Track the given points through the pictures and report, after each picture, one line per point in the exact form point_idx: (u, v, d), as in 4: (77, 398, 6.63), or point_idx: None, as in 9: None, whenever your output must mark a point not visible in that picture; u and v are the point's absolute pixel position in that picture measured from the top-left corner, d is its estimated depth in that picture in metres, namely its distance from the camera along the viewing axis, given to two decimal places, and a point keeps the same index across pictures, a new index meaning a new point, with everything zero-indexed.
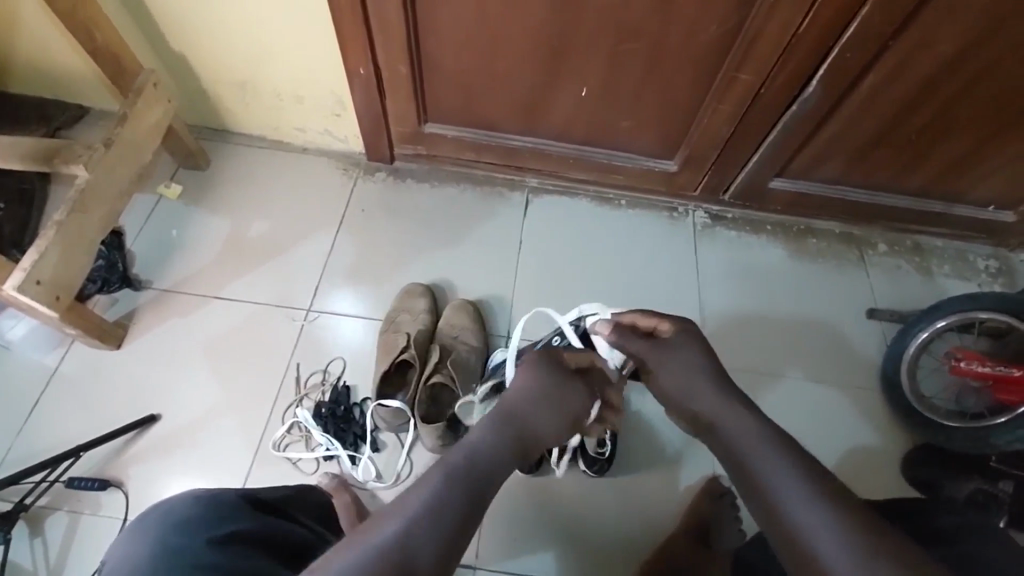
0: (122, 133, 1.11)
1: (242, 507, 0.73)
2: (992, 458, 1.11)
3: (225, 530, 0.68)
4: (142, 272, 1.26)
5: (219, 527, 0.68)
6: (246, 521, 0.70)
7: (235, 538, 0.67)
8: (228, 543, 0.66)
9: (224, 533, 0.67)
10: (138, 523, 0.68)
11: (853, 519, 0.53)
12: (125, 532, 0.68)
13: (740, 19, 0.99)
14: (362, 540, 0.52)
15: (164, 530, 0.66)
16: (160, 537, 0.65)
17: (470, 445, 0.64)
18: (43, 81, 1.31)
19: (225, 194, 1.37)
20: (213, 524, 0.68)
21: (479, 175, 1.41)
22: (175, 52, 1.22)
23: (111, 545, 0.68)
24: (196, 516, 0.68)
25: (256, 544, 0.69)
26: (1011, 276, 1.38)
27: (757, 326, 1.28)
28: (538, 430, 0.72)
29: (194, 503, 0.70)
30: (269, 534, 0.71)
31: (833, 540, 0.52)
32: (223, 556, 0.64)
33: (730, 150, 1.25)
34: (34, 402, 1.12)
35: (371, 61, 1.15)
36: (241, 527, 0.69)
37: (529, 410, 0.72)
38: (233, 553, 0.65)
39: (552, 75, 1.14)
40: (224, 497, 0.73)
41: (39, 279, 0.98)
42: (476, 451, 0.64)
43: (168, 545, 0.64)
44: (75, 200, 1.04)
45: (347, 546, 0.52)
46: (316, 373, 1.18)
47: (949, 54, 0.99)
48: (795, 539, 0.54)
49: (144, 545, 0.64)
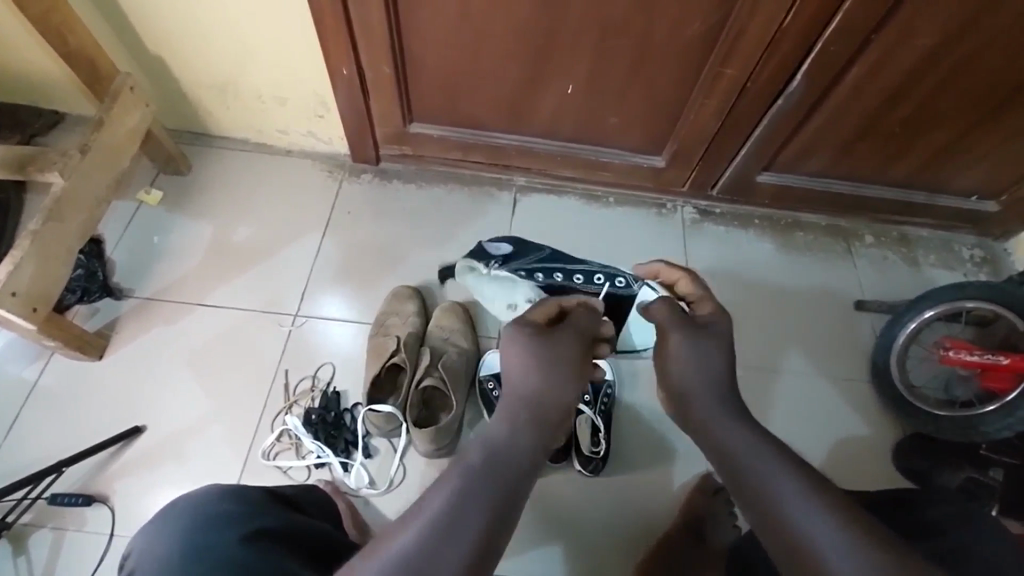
0: (98, 139, 1.08)
1: (263, 506, 0.70)
2: (981, 446, 1.12)
3: (252, 528, 0.65)
4: (123, 281, 1.23)
5: (247, 522, 0.65)
6: (273, 521, 0.68)
7: (259, 535, 0.64)
8: (256, 540, 0.63)
9: (253, 530, 0.64)
10: (159, 515, 0.67)
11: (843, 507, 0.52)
12: (143, 528, 0.67)
13: (723, 15, 0.99)
14: (416, 519, 0.44)
15: (187, 527, 0.64)
16: (184, 534, 0.63)
17: (488, 443, 0.50)
18: (15, 87, 1.28)
19: (208, 199, 1.34)
20: (243, 521, 0.65)
21: (466, 175, 1.40)
22: (149, 54, 1.19)
23: (134, 536, 0.67)
24: (220, 511, 0.66)
25: (281, 540, 0.66)
26: (996, 265, 1.39)
27: (747, 321, 1.29)
28: (551, 386, 0.55)
29: (218, 497, 0.68)
30: (286, 527, 0.68)
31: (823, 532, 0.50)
32: (250, 555, 0.61)
33: (717, 145, 1.24)
34: (14, 417, 1.09)
35: (353, 61, 1.13)
36: (271, 525, 0.67)
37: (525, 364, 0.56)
38: (237, 548, 0.61)
39: (537, 73, 1.13)
40: (247, 495, 0.71)
41: (15, 290, 0.95)
42: (496, 448, 0.50)
43: (199, 541, 0.62)
44: (50, 209, 1.01)
45: (406, 523, 0.44)
46: (305, 380, 1.16)
47: (932, 46, 0.99)
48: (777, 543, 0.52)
49: (165, 540, 0.63)
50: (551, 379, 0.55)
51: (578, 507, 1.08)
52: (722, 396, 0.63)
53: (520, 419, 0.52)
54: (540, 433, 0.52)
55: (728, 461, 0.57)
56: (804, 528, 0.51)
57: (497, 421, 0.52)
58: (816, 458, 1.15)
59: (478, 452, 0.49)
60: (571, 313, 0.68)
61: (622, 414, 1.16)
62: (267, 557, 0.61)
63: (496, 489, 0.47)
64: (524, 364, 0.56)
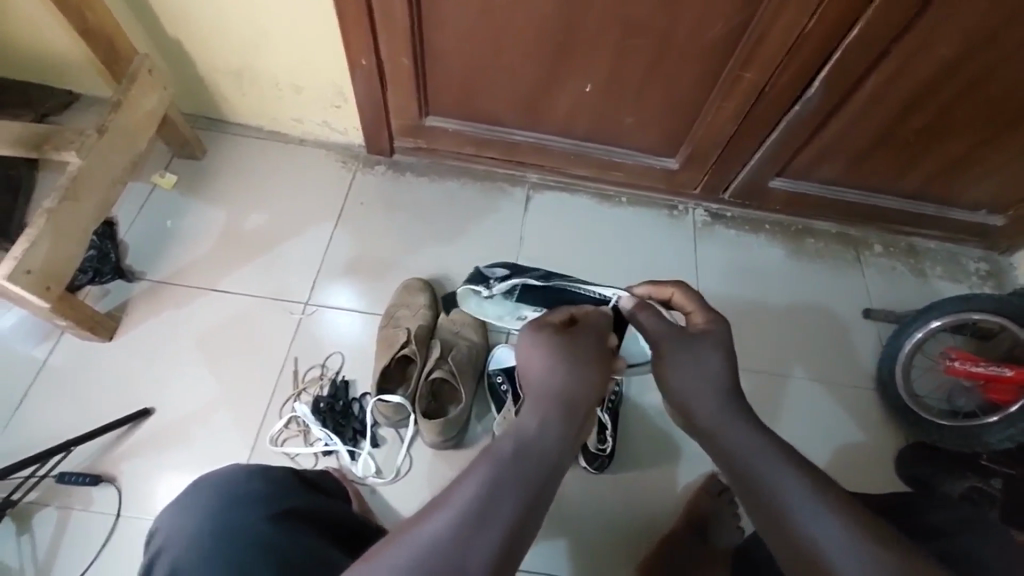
0: (115, 120, 1.08)
1: (289, 483, 0.70)
2: (983, 456, 1.12)
3: (278, 507, 0.65)
4: (135, 263, 1.23)
5: (277, 503, 0.66)
6: (299, 500, 0.68)
7: (288, 514, 0.65)
8: (285, 519, 0.64)
9: (281, 510, 0.65)
10: (188, 492, 0.67)
11: (856, 507, 0.52)
12: (174, 502, 0.67)
13: (745, 18, 0.99)
14: (446, 505, 0.45)
15: (220, 505, 0.64)
16: (217, 513, 0.63)
17: (514, 434, 0.50)
18: (32, 65, 1.28)
19: (221, 186, 1.34)
20: (274, 500, 0.66)
21: (480, 171, 1.40)
22: (169, 38, 1.19)
23: (162, 515, 0.67)
24: (252, 490, 0.66)
25: (306, 520, 0.66)
26: (1001, 279, 1.40)
27: (755, 324, 1.29)
28: (578, 393, 0.55)
29: (247, 475, 0.68)
30: (309, 509, 0.68)
31: (841, 531, 0.50)
32: (278, 534, 0.62)
33: (732, 149, 1.25)
34: (22, 395, 1.09)
35: (372, 50, 1.13)
36: (298, 504, 0.68)
37: (546, 374, 0.56)
38: (268, 527, 0.62)
39: (556, 71, 1.13)
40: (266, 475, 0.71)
41: (29, 268, 0.95)
42: (523, 440, 0.50)
43: (230, 520, 0.62)
44: (67, 188, 1.01)
45: (435, 510, 0.45)
46: (314, 368, 1.16)
47: (950, 58, 1.00)
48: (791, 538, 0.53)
49: (194, 518, 0.63)
50: (577, 386, 0.55)
51: (583, 503, 1.08)
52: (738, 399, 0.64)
53: (550, 416, 0.52)
54: (569, 429, 0.53)
55: (744, 459, 0.58)
56: (820, 526, 0.51)
57: (527, 415, 0.52)
58: (820, 462, 1.16)
59: (509, 440, 0.50)
60: (586, 317, 0.66)
61: (628, 412, 1.17)
62: (297, 537, 0.62)
63: (525, 478, 0.47)
64: (547, 373, 0.56)
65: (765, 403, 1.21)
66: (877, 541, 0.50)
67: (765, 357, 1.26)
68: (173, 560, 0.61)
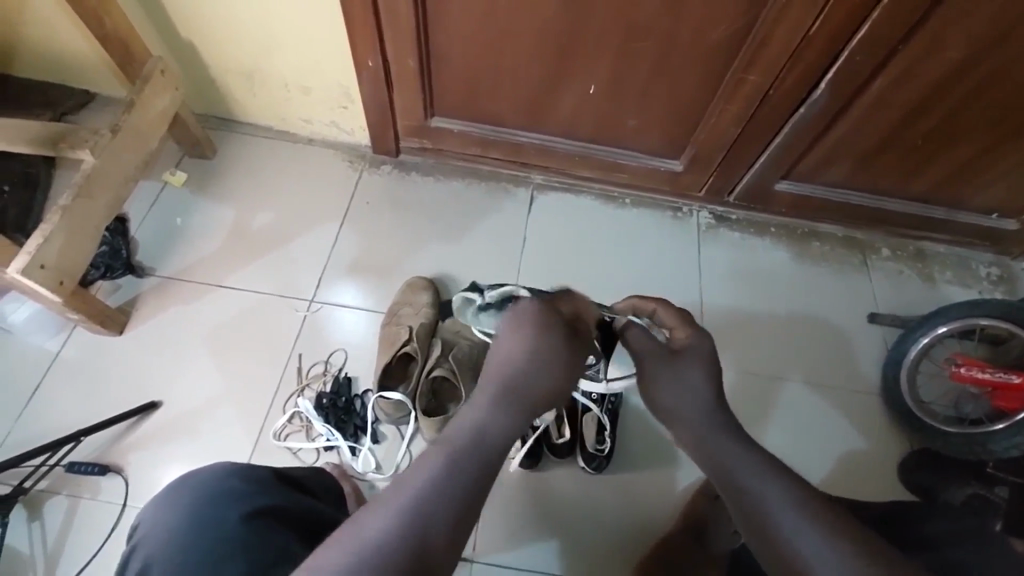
0: (128, 120, 1.11)
1: (270, 482, 0.72)
2: (989, 465, 1.09)
3: (258, 505, 0.67)
4: (145, 260, 1.26)
5: (257, 500, 0.68)
6: (283, 498, 0.70)
7: (265, 513, 0.66)
8: (261, 517, 0.66)
9: (261, 508, 0.67)
10: (171, 487, 0.69)
11: (837, 514, 0.52)
12: (154, 498, 0.69)
13: (750, 19, 0.99)
14: (411, 480, 0.52)
15: (198, 501, 0.66)
16: (196, 509, 0.65)
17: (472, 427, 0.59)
18: (49, 65, 1.31)
19: (230, 184, 1.36)
20: (251, 497, 0.67)
21: (485, 171, 1.41)
22: (182, 40, 1.22)
23: (143, 509, 0.69)
24: (231, 487, 0.68)
25: (286, 519, 0.68)
26: (1012, 285, 1.38)
27: (759, 328, 1.29)
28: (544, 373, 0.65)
29: (228, 472, 0.70)
30: (293, 509, 0.70)
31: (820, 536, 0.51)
32: (253, 535, 0.63)
33: (737, 151, 1.24)
34: (36, 386, 1.12)
35: (379, 52, 1.14)
36: (281, 503, 0.69)
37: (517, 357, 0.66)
38: (249, 528, 0.64)
39: (560, 73, 1.14)
40: (260, 470, 0.73)
41: (42, 263, 0.98)
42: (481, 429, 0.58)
43: (209, 516, 0.64)
44: (80, 185, 1.04)
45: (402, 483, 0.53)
46: (318, 364, 1.18)
47: (958, 60, 0.99)
48: (773, 541, 0.53)
49: (175, 513, 0.65)
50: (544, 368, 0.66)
51: (581, 503, 1.09)
52: (724, 405, 0.65)
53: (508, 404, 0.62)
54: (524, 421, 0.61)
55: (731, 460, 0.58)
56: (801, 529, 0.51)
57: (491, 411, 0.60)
58: (821, 467, 1.16)
59: (470, 434, 0.58)
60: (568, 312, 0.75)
61: (627, 413, 1.17)
62: (268, 537, 0.64)
63: (481, 462, 0.55)
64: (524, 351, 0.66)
65: (767, 406, 1.21)
66: (858, 547, 0.50)
67: (767, 360, 1.26)
68: (151, 556, 0.63)
